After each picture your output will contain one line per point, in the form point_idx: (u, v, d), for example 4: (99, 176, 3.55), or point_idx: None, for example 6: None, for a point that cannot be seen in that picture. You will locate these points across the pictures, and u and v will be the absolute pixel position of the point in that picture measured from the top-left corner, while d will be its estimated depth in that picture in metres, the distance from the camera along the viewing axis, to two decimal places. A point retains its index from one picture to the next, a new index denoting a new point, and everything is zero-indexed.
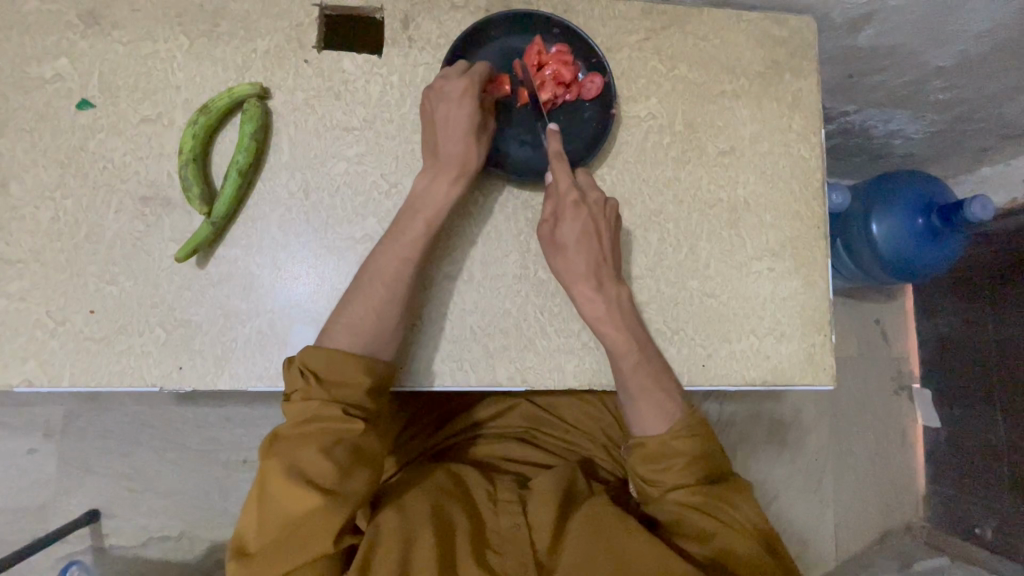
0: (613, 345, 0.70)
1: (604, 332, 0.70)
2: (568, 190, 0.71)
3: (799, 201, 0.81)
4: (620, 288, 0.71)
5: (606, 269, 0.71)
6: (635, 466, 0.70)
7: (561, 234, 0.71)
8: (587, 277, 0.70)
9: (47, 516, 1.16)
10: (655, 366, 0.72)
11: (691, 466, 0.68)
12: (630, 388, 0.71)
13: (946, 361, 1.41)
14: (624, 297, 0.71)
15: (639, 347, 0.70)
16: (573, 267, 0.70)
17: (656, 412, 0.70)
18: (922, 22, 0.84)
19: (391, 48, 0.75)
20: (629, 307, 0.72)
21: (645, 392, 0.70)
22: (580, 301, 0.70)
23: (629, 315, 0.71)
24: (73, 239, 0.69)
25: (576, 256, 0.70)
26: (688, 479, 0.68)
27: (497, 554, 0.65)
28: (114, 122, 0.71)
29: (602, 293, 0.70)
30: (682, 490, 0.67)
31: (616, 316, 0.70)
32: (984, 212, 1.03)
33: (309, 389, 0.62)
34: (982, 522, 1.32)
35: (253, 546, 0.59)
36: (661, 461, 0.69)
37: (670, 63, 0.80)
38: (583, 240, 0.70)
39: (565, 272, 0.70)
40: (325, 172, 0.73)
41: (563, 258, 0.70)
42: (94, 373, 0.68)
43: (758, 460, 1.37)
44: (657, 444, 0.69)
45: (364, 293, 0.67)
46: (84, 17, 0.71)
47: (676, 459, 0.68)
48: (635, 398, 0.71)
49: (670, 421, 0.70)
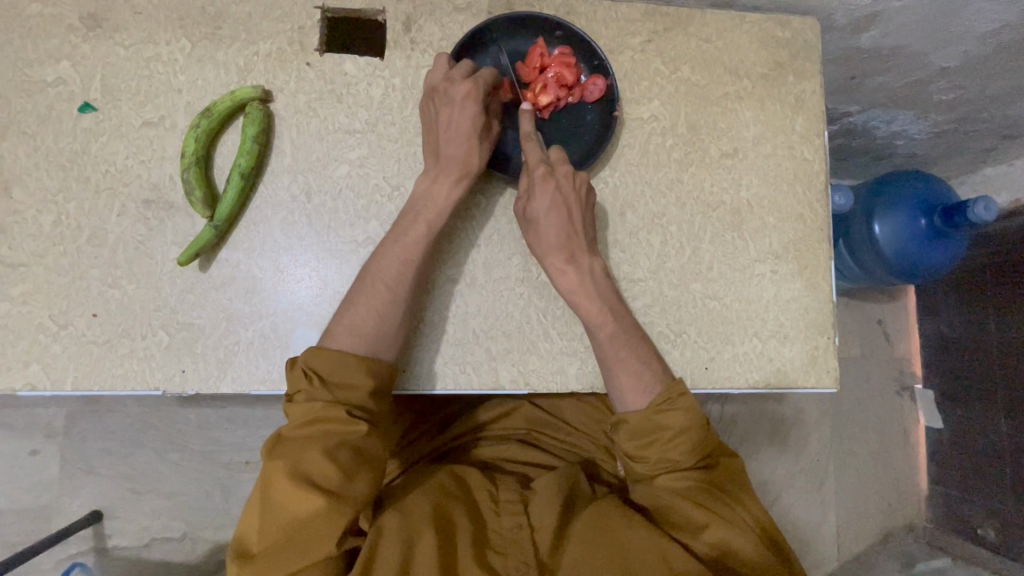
0: (588, 317, 0.69)
1: (581, 305, 0.70)
2: (536, 164, 0.70)
3: (803, 203, 0.81)
4: (593, 259, 0.71)
5: (577, 242, 0.70)
6: (624, 447, 0.69)
7: (532, 207, 0.70)
8: (558, 250, 0.70)
9: (48, 516, 1.17)
10: (634, 337, 0.70)
11: (678, 439, 0.67)
12: (609, 362, 0.70)
13: (948, 361, 1.41)
14: (598, 269, 0.71)
15: (614, 317, 0.70)
16: (546, 240, 0.70)
17: (636, 385, 0.69)
18: (925, 22, 0.84)
19: (393, 50, 0.75)
20: (603, 277, 0.71)
21: (622, 362, 0.69)
22: (554, 274, 0.70)
23: (605, 286, 0.71)
24: (75, 243, 0.69)
25: (550, 231, 0.70)
26: (687, 465, 0.67)
27: (499, 555, 0.65)
28: (116, 125, 0.71)
29: (574, 264, 0.70)
30: (671, 474, 0.67)
31: (589, 287, 0.70)
32: (987, 214, 1.02)
33: (313, 390, 0.62)
34: (984, 522, 1.32)
35: (254, 547, 0.59)
36: (647, 436, 0.67)
37: (672, 65, 0.80)
38: (553, 211, 0.70)
39: (538, 246, 0.71)
40: (328, 174, 0.73)
41: (536, 232, 0.70)
42: (96, 377, 0.68)
43: (759, 461, 1.37)
44: (643, 425, 0.68)
45: (366, 295, 0.67)
46: (86, 20, 0.71)
47: (661, 434, 0.67)
48: (612, 368, 0.70)
49: (651, 393, 0.69)
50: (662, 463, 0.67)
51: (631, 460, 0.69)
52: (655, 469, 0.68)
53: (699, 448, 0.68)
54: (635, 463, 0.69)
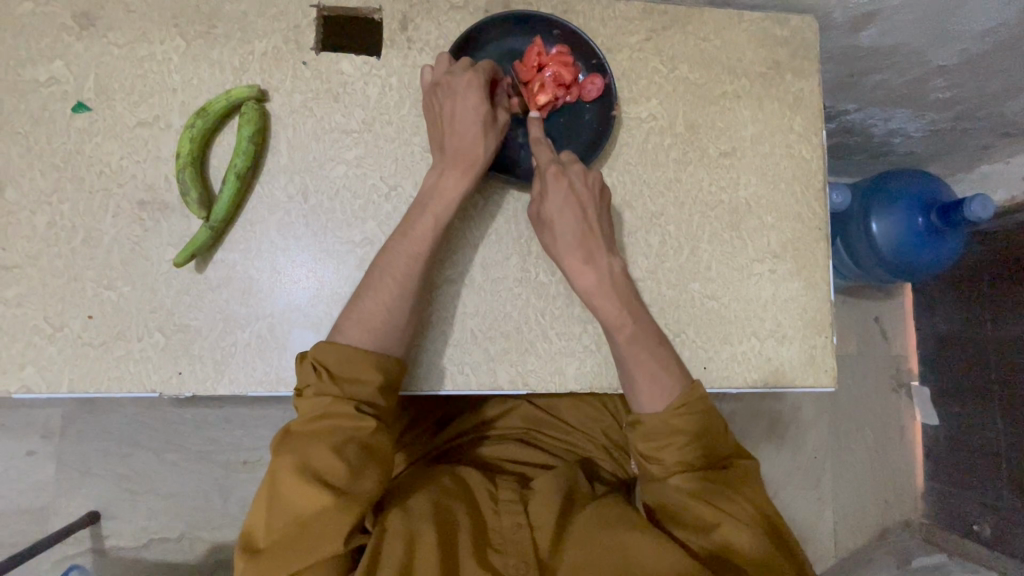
0: (607, 318, 0.69)
1: (599, 306, 0.69)
2: (548, 164, 0.70)
3: (801, 203, 0.81)
4: (612, 259, 0.71)
5: (594, 241, 0.70)
6: (634, 442, 0.69)
7: (546, 209, 0.70)
8: (575, 250, 0.69)
9: (46, 517, 1.16)
10: (650, 339, 0.70)
11: (688, 439, 0.67)
12: (627, 364, 0.69)
13: (945, 358, 1.41)
14: (616, 267, 0.71)
15: (632, 318, 0.70)
16: (562, 242, 0.70)
17: (652, 388, 0.69)
18: (924, 21, 0.84)
19: (389, 48, 0.75)
20: (622, 279, 0.71)
21: (642, 366, 0.69)
22: (572, 275, 0.70)
23: (624, 288, 0.71)
24: (70, 245, 0.69)
25: (564, 230, 0.70)
26: (694, 461, 0.67)
27: (500, 554, 0.65)
28: (110, 125, 0.70)
29: (592, 265, 0.69)
30: (680, 476, 0.67)
31: (607, 288, 0.69)
32: (984, 212, 1.02)
33: (322, 384, 0.62)
34: (980, 519, 1.33)
35: (261, 542, 0.58)
36: (662, 437, 0.67)
37: (671, 64, 0.79)
38: (566, 211, 0.69)
39: (555, 247, 0.70)
40: (324, 175, 0.72)
41: (550, 232, 0.70)
42: (92, 380, 0.67)
43: (757, 458, 1.38)
44: (655, 422, 0.68)
45: (375, 290, 0.66)
46: (79, 18, 0.71)
47: (676, 437, 0.67)
48: (631, 372, 0.69)
49: (667, 397, 0.68)
50: (676, 463, 0.67)
51: (644, 459, 0.69)
52: (670, 470, 0.67)
53: (708, 449, 0.68)
54: (648, 463, 0.69)
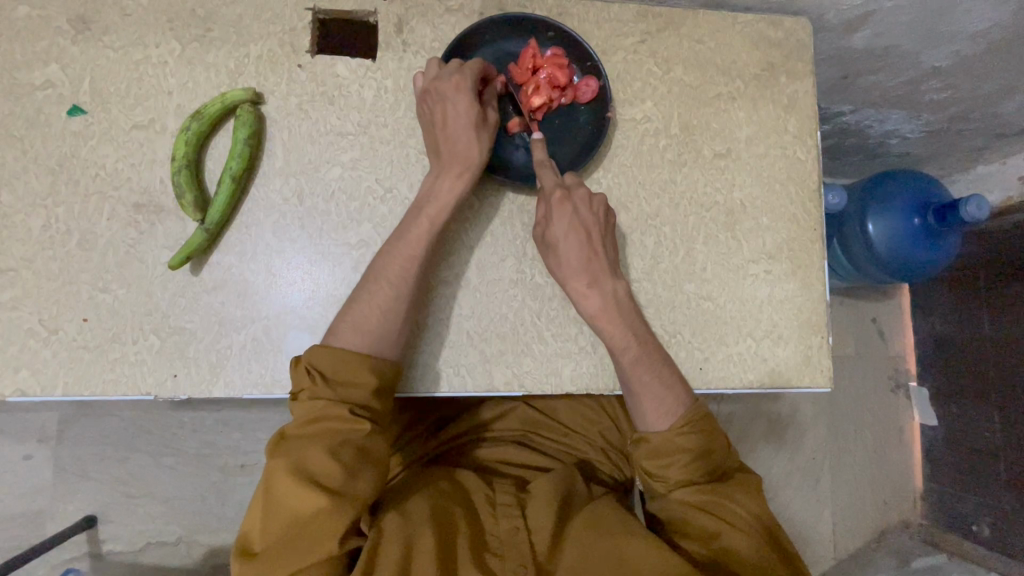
0: (611, 339, 0.69)
1: (606, 330, 0.69)
2: (552, 189, 0.70)
3: (795, 204, 0.81)
4: (616, 282, 0.70)
5: (598, 266, 0.70)
6: (640, 459, 0.69)
7: (551, 233, 0.70)
8: (580, 273, 0.69)
9: (43, 521, 1.16)
10: (655, 358, 0.70)
11: (694, 462, 0.67)
12: (631, 384, 0.69)
13: (942, 359, 1.41)
14: (621, 291, 0.70)
15: (639, 342, 0.69)
16: (567, 263, 0.69)
17: (656, 407, 0.69)
18: (916, 22, 0.84)
19: (385, 52, 0.75)
20: (627, 301, 0.70)
21: (646, 387, 0.69)
22: (577, 299, 0.69)
23: (629, 310, 0.70)
24: (64, 248, 0.69)
25: (569, 253, 0.69)
26: (695, 477, 0.67)
27: (498, 557, 0.65)
28: (105, 128, 0.70)
29: (597, 288, 0.69)
30: (688, 488, 0.67)
31: (613, 314, 0.69)
32: (980, 213, 1.01)
33: (315, 388, 0.62)
34: (978, 519, 1.33)
35: (257, 546, 0.58)
36: (665, 455, 0.68)
37: (665, 66, 0.79)
38: (572, 235, 0.69)
39: (558, 271, 0.70)
40: (320, 177, 0.73)
41: (555, 255, 0.70)
42: (87, 383, 0.67)
43: (755, 460, 1.37)
44: (661, 441, 0.68)
45: (369, 294, 0.66)
46: (74, 22, 0.71)
47: (679, 455, 0.67)
48: (635, 393, 0.69)
49: (672, 415, 0.69)
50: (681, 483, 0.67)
51: (649, 476, 0.69)
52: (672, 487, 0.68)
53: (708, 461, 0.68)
54: (652, 480, 0.69)
